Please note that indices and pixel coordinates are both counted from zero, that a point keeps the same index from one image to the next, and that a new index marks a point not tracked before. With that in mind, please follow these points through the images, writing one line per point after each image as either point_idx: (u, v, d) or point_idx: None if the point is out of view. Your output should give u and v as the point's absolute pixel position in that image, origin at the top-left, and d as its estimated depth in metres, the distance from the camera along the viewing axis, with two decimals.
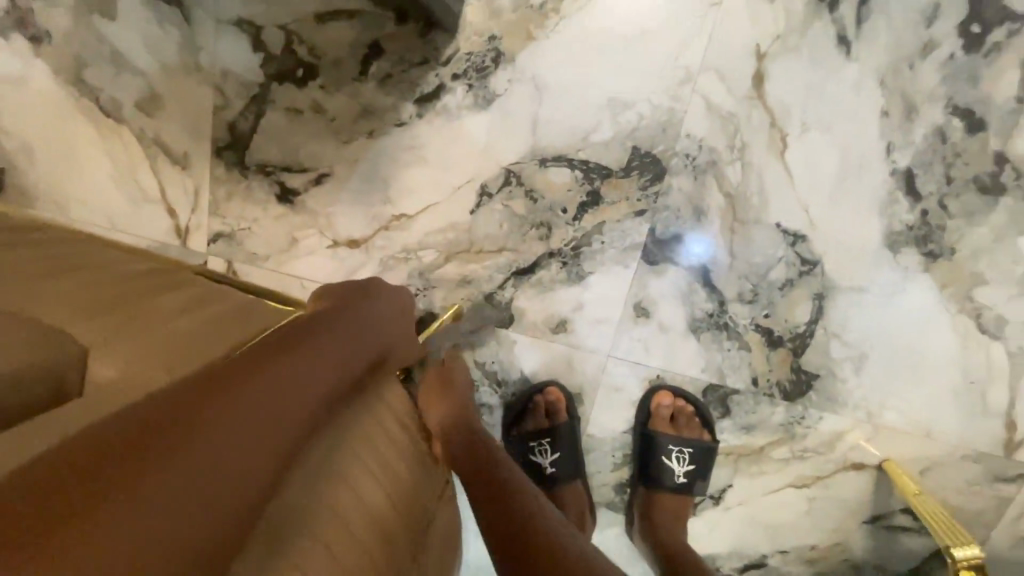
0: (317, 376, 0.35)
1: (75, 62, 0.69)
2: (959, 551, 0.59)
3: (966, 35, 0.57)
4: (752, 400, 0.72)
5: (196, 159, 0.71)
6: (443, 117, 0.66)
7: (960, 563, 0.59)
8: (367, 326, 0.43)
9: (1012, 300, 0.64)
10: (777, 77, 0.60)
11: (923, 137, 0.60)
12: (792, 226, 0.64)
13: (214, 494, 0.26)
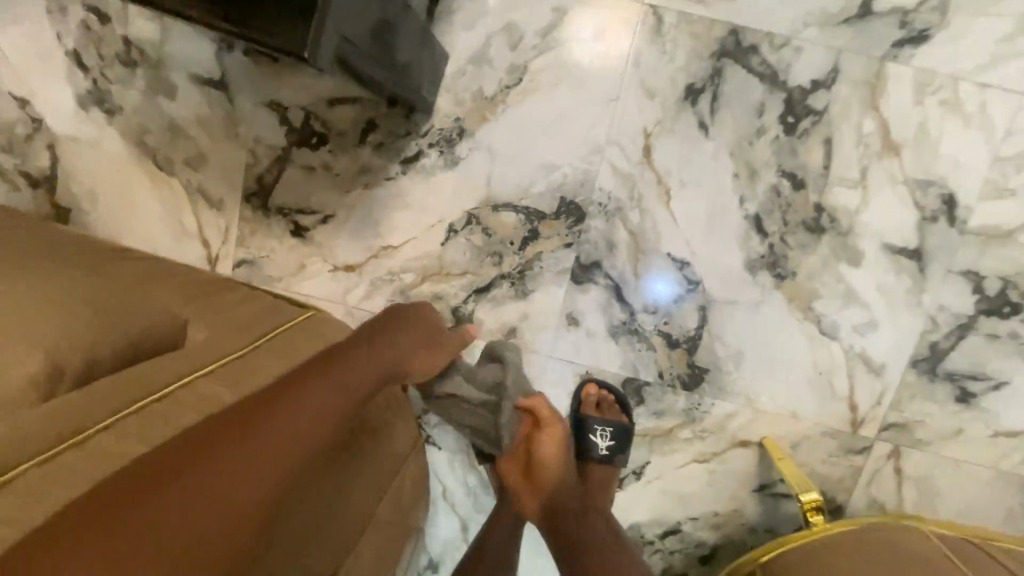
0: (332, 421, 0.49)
1: (139, 130, 0.90)
2: (804, 496, 0.81)
3: (785, 124, 0.82)
4: (660, 390, 0.92)
5: (229, 203, 0.92)
6: (421, 173, 0.88)
7: (804, 505, 0.81)
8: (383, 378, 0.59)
9: (840, 310, 0.87)
10: (660, 149, 0.84)
11: (763, 192, 0.84)
12: (679, 256, 0.87)
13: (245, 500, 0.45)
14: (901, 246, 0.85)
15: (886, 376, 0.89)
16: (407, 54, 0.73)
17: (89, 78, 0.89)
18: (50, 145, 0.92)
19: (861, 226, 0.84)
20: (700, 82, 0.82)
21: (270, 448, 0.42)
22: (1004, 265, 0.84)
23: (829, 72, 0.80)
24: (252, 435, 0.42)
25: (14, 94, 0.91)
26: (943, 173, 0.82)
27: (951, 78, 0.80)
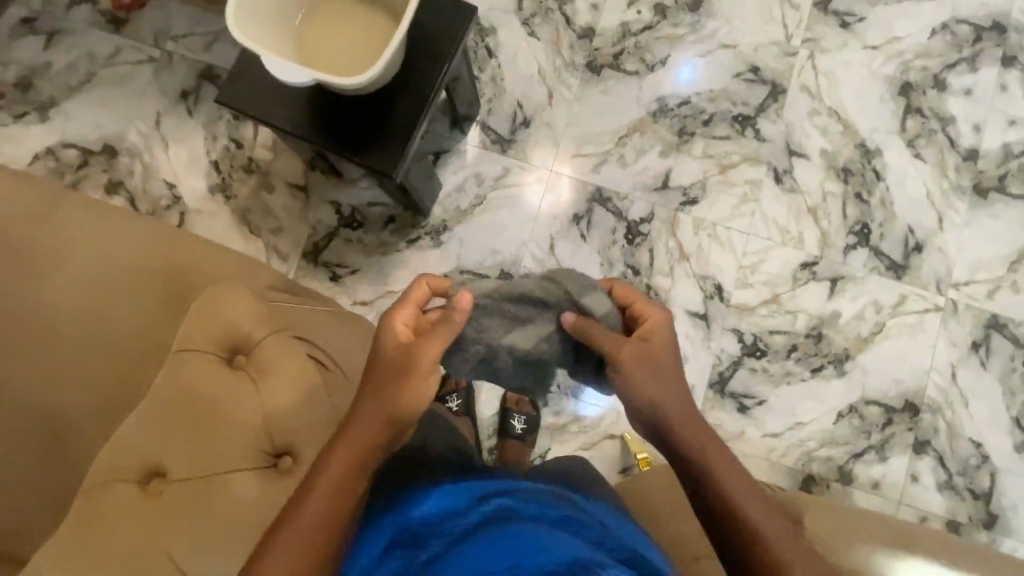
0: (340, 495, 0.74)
1: (244, 209, 1.46)
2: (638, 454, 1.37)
3: (627, 239, 1.47)
4: (558, 396, 1.43)
5: (292, 257, 1.45)
6: (418, 249, 1.46)
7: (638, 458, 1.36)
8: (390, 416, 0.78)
9: None
10: (560, 247, 1.47)
11: (617, 274, 1.46)
12: None
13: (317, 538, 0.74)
14: (695, 312, 1.46)
15: (695, 392, 1.44)
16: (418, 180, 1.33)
17: (219, 176, 1.47)
18: (180, 212, 1.45)
19: (672, 298, 1.46)
20: (581, 213, 1.48)
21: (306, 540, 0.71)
22: (752, 326, 1.47)
23: (649, 214, 1.49)
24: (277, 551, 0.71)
25: (165, 180, 1.46)
26: (713, 271, 1.48)
27: (711, 222, 1.49)
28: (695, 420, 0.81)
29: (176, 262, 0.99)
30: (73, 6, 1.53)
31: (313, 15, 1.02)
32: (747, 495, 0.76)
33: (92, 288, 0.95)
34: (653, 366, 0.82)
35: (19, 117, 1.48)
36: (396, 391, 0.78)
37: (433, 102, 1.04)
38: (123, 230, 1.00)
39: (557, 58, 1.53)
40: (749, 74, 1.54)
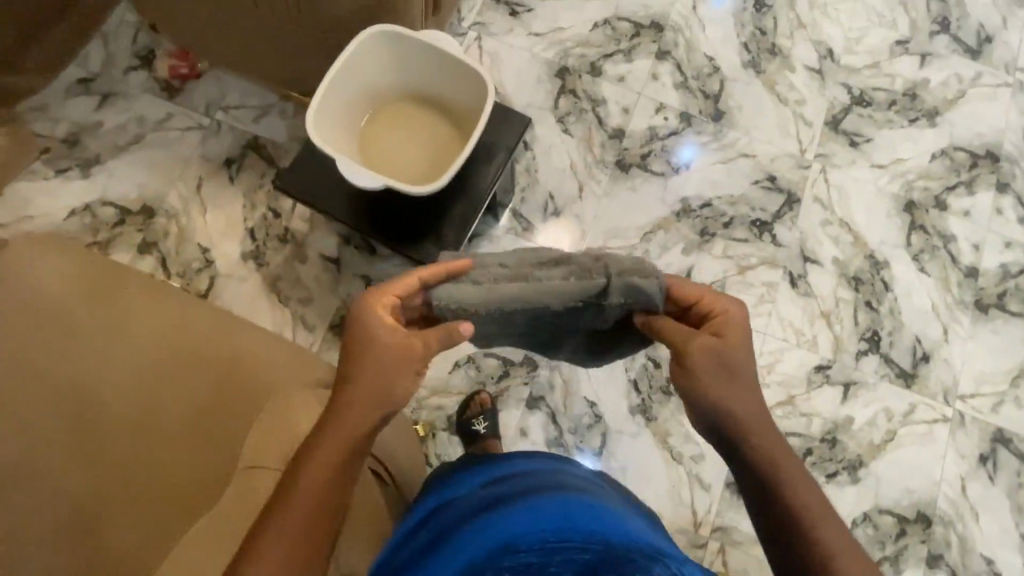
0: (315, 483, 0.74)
1: (275, 277, 1.48)
2: None
3: None
4: None
5: (318, 328, 1.45)
6: None
7: None
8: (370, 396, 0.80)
9: (683, 443, 1.45)
10: None
11: (639, 366, 1.49)
12: (591, 398, 1.47)
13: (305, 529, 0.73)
14: None
15: (712, 491, 1.44)
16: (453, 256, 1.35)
17: (253, 243, 1.49)
18: (211, 276, 1.47)
19: None
20: None
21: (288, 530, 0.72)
22: None
23: None
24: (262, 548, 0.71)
25: (200, 244, 1.49)
26: None
27: None
28: (766, 424, 0.79)
29: (233, 347, 0.97)
30: (130, 72, 1.59)
31: (375, 123, 1.11)
32: (816, 504, 0.74)
33: (144, 371, 0.93)
34: (724, 362, 0.79)
35: (62, 172, 1.51)
36: (377, 377, 0.81)
37: (480, 204, 1.10)
38: (182, 313, 0.98)
39: (589, 155, 1.62)
40: (766, 183, 1.64)
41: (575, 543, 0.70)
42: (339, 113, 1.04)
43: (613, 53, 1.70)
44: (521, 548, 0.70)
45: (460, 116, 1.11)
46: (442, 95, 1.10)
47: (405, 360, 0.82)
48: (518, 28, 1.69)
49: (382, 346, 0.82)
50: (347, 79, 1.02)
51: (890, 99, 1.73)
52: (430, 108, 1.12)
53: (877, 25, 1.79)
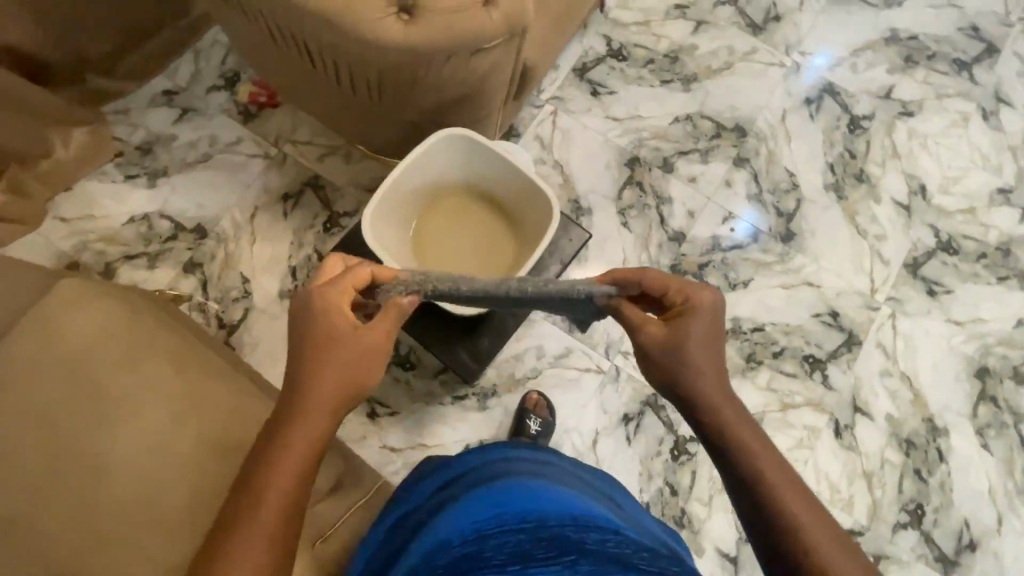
0: (288, 465, 0.71)
1: None
2: None
3: (673, 454, 1.43)
4: None
5: None
6: (462, 408, 1.44)
7: None
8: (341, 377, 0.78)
9: None
10: (603, 445, 1.43)
11: (653, 489, 1.41)
12: None
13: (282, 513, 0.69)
14: (727, 553, 1.39)
15: None
16: (489, 341, 1.27)
17: (294, 283, 1.50)
18: (246, 308, 1.48)
19: (705, 530, 1.40)
20: (632, 414, 1.45)
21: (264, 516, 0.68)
22: None
23: None
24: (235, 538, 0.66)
25: (242, 273, 1.50)
26: None
27: None
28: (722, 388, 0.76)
29: (237, 438, 0.97)
30: (212, 91, 1.63)
31: (435, 210, 1.10)
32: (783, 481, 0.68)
33: (149, 441, 0.92)
34: (680, 344, 0.78)
35: (130, 178, 1.56)
36: (343, 364, 0.79)
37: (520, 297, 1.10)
38: (190, 371, 1.00)
39: (644, 254, 1.56)
40: (827, 318, 1.53)
41: (510, 525, 0.71)
42: (397, 208, 1.03)
43: (689, 151, 1.63)
44: (455, 543, 0.71)
45: (522, 221, 1.07)
46: (505, 196, 1.07)
47: (373, 356, 0.81)
48: (597, 109, 1.65)
49: (346, 329, 0.81)
50: (411, 176, 1.02)
51: (980, 251, 1.60)
52: (492, 204, 1.09)
53: (979, 167, 1.67)
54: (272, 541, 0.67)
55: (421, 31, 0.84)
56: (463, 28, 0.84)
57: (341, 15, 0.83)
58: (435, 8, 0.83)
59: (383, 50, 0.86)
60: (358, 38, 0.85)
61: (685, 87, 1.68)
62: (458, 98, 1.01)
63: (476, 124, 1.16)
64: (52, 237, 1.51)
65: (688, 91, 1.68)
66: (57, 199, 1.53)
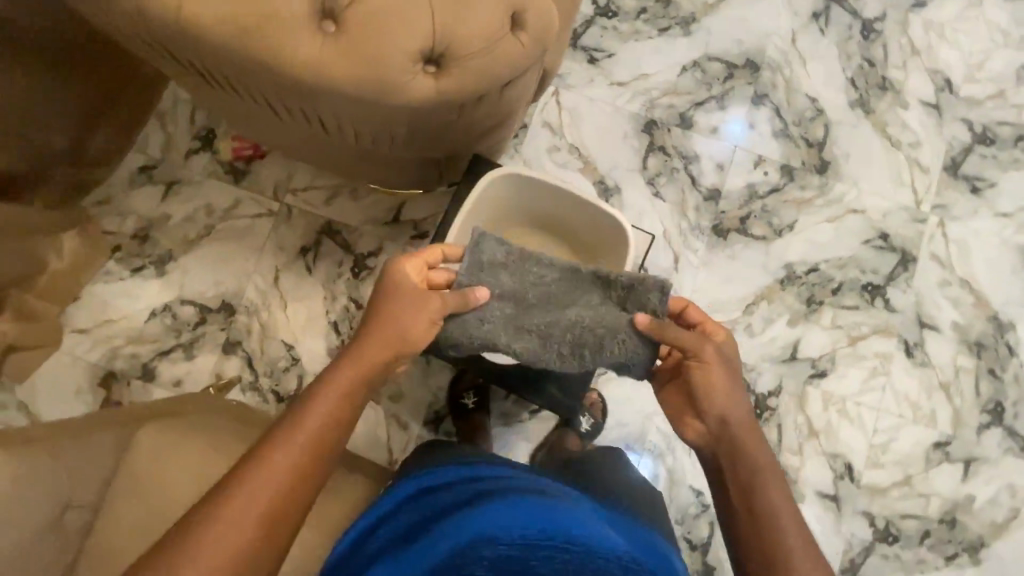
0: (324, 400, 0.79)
1: None
2: None
3: (756, 413, 1.45)
4: None
5: (412, 426, 1.41)
6: (542, 420, 1.42)
7: None
8: (389, 325, 0.86)
9: None
10: None
11: None
12: (697, 487, 1.42)
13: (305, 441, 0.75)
14: (826, 494, 1.43)
15: None
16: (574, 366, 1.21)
17: (339, 337, 1.45)
18: (299, 375, 1.43)
19: (800, 477, 1.43)
20: None
21: (291, 441, 0.75)
22: (885, 509, 1.43)
23: (777, 386, 1.45)
24: (263, 458, 0.73)
25: (283, 340, 1.44)
26: (843, 450, 1.44)
27: (841, 397, 1.46)
28: (758, 437, 0.85)
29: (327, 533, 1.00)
30: (192, 155, 1.51)
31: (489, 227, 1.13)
32: (798, 541, 0.76)
33: None
34: (733, 376, 0.88)
35: (136, 271, 1.46)
36: (392, 316, 0.87)
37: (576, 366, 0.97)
38: None
39: (682, 221, 1.50)
40: (878, 241, 1.50)
41: (557, 541, 0.68)
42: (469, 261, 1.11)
43: (705, 100, 1.54)
44: (501, 541, 0.67)
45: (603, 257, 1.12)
46: (576, 242, 1.16)
47: (413, 332, 0.87)
48: (599, 77, 1.54)
49: (400, 285, 0.89)
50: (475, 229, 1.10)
51: (1017, 134, 1.55)
52: (541, 228, 1.17)
53: (1002, 46, 1.58)
54: (290, 462, 0.74)
55: (456, 83, 0.75)
56: (499, 68, 0.75)
57: (365, 88, 0.73)
58: (466, 55, 0.74)
59: (418, 112, 0.76)
60: (389, 107, 0.75)
61: (685, 31, 1.56)
62: (489, 128, 0.93)
63: (501, 141, 1.07)
64: (78, 352, 1.43)
65: (689, 34, 1.56)
66: (69, 312, 1.44)
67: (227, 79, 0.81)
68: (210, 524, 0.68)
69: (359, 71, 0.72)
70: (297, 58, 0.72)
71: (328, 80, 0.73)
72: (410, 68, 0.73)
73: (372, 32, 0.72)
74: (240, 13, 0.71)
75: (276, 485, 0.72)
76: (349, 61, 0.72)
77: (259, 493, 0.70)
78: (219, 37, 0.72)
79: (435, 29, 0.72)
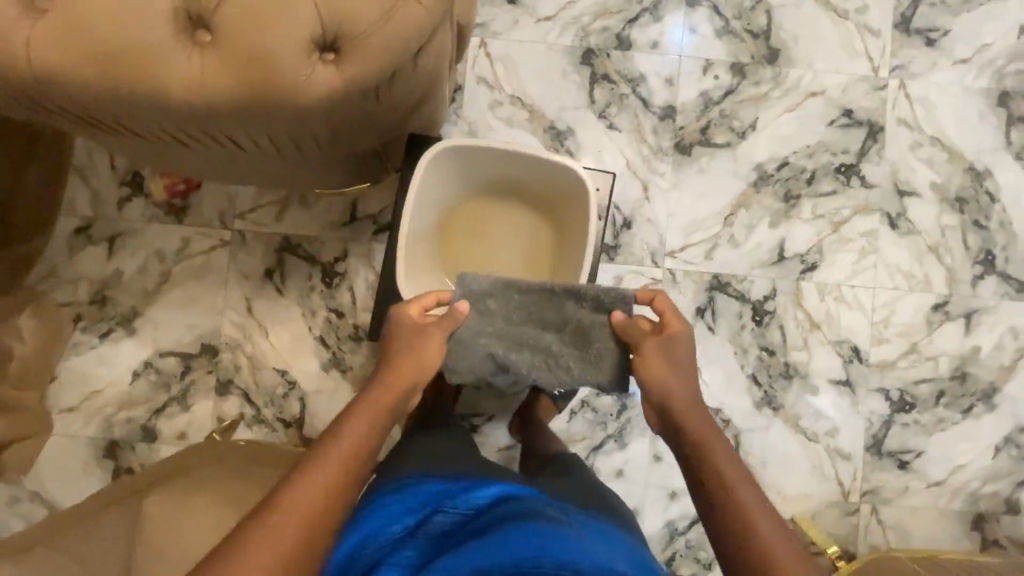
0: (355, 424, 0.79)
1: (363, 379, 1.41)
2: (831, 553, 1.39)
3: (756, 320, 1.44)
4: None
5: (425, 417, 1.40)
6: None
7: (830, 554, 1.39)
8: (408, 355, 0.89)
9: (814, 422, 1.44)
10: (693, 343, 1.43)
11: (754, 358, 1.44)
12: (714, 406, 1.44)
13: (337, 461, 0.74)
14: (838, 380, 1.45)
15: (853, 459, 1.44)
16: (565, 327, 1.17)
17: (329, 351, 1.41)
18: (299, 397, 1.41)
19: (811, 372, 1.45)
20: (703, 306, 1.44)
21: (325, 462, 0.73)
22: (897, 381, 1.45)
23: (771, 290, 1.44)
24: (299, 478, 0.71)
25: (275, 367, 1.41)
26: (847, 335, 1.45)
27: (836, 285, 1.45)
28: (701, 413, 0.86)
29: None
30: (125, 203, 1.42)
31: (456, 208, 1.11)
32: (755, 502, 0.74)
33: None
34: (672, 358, 0.92)
35: (105, 335, 1.41)
36: (409, 349, 0.90)
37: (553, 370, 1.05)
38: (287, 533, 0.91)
39: (644, 147, 1.44)
40: (843, 120, 1.46)
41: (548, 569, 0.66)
42: (427, 237, 1.08)
43: (638, 15, 1.45)
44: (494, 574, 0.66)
45: (573, 218, 1.08)
46: (545, 202, 1.10)
47: (426, 360, 0.91)
48: (524, 17, 1.44)
49: (408, 324, 0.93)
50: (429, 204, 1.06)
51: None
52: (508, 194, 1.12)
53: None
54: (324, 483, 0.71)
55: (358, 65, 0.68)
56: (401, 38, 0.68)
57: (259, 94, 0.67)
58: (360, 32, 0.66)
59: (326, 106, 0.70)
60: (300, 109, 0.69)
61: None
62: (415, 103, 0.86)
63: (433, 109, 0.99)
64: (73, 430, 1.40)
65: None
66: (51, 393, 1.40)
67: (117, 122, 0.75)
68: (249, 551, 0.64)
69: (249, 77, 0.66)
70: (178, 80, 0.66)
71: (219, 95, 0.67)
72: (302, 61, 0.66)
73: (249, 29, 0.65)
74: (99, 44, 0.64)
75: (312, 505, 0.69)
76: (234, 68, 0.65)
77: (298, 514, 0.68)
78: (86, 78, 0.65)
79: (320, 11, 0.65)
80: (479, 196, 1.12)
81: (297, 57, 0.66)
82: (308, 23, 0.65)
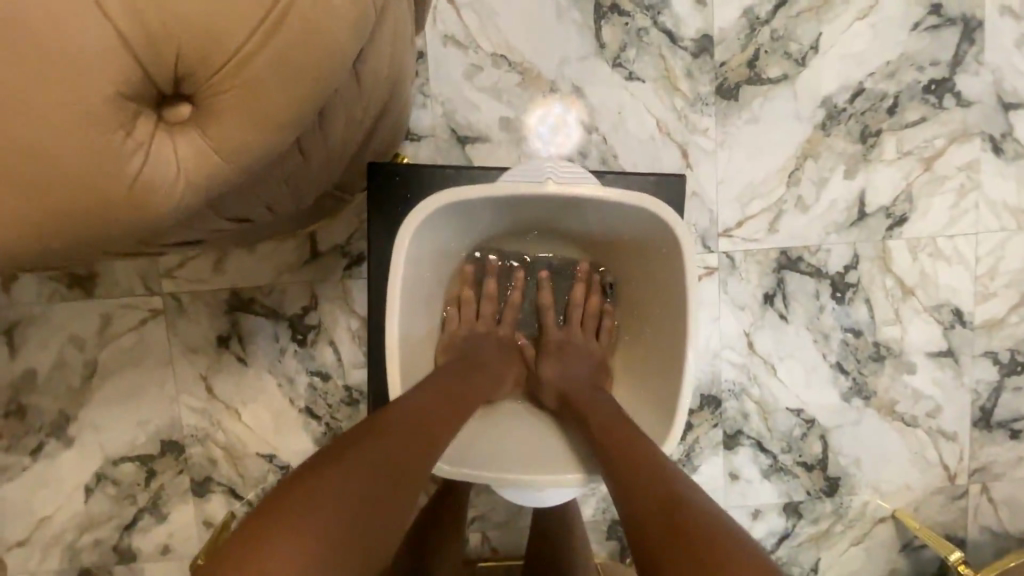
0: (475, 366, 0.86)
1: None
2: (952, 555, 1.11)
3: (837, 297, 1.16)
4: (812, 503, 1.22)
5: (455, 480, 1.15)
6: None
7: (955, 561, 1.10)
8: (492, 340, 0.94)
9: (913, 405, 1.21)
10: (762, 340, 1.17)
11: (837, 344, 1.18)
12: (795, 407, 1.19)
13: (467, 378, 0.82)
14: (939, 351, 1.20)
15: (959, 438, 1.23)
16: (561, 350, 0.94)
17: (321, 423, 1.13)
18: None
19: (906, 348, 1.19)
20: (772, 290, 1.15)
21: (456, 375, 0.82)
22: (1008, 340, 1.21)
23: (853, 258, 1.16)
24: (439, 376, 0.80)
25: (259, 453, 1.14)
26: (947, 296, 1.18)
27: (931, 238, 1.16)
28: (596, 391, 0.86)
29: None
30: (13, 282, 1.07)
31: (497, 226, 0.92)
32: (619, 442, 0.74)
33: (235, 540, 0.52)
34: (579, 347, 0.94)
35: (36, 452, 1.11)
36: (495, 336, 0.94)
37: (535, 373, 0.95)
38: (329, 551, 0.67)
39: (677, 98, 1.09)
40: (930, 20, 1.10)
41: None
42: (434, 292, 0.91)
43: None
44: None
45: (625, 256, 0.93)
46: (598, 233, 0.91)
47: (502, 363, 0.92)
48: None
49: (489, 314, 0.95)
50: (438, 255, 0.88)
51: None
52: (564, 224, 0.92)
53: None
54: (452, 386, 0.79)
55: (227, 124, 0.48)
56: (285, 63, 0.47)
57: (77, 211, 0.46)
58: (205, 79, 0.47)
59: (199, 194, 0.51)
60: (161, 199, 0.48)
61: None
62: (354, 132, 0.68)
63: (377, 121, 0.74)
64: (31, 568, 1.14)
65: None
66: None
67: None
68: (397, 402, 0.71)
69: (49, 194, 0.45)
70: None
71: (6, 234, 0.45)
72: (126, 139, 0.45)
73: (8, 115, 0.42)
74: None
75: (442, 391, 0.76)
76: (15, 187, 0.44)
77: (434, 388, 0.76)
78: None
79: (139, 56, 0.44)
80: (498, 240, 0.96)
81: (115, 138, 0.45)
82: (103, 80, 0.43)
